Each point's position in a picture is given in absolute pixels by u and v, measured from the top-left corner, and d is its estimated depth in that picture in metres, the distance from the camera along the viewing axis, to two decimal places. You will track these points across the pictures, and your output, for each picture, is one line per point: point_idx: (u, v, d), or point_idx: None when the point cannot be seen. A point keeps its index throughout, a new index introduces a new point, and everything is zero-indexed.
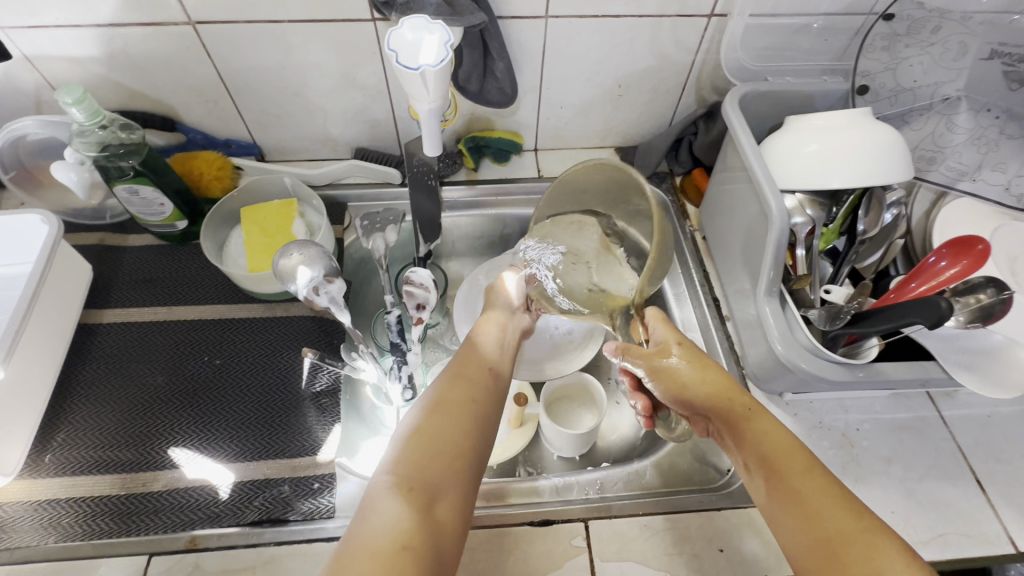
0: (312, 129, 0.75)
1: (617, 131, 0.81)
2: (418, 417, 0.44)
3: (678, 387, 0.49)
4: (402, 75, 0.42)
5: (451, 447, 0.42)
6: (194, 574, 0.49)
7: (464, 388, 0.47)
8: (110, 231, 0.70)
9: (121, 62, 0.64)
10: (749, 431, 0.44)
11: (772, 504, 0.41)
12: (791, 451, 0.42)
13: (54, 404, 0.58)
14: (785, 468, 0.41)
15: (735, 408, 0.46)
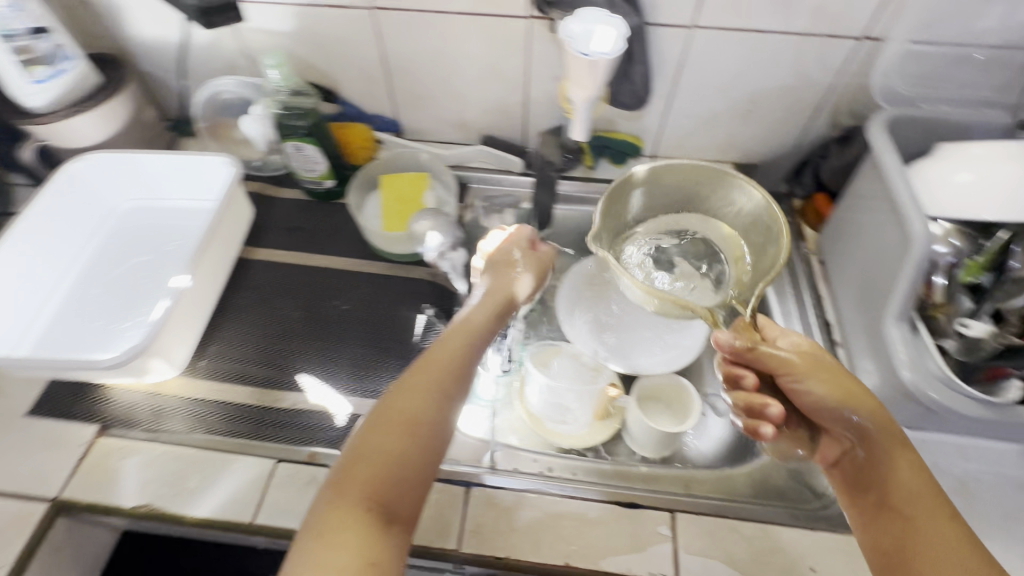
0: (450, 114, 0.82)
1: (739, 146, 0.81)
2: (379, 427, 0.41)
3: (840, 395, 0.47)
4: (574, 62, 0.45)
5: (414, 468, 0.40)
6: (311, 485, 0.54)
7: (428, 382, 0.44)
8: (268, 182, 0.80)
9: (306, 37, 0.73)
10: (892, 466, 0.45)
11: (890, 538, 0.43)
12: (922, 492, 0.43)
13: (213, 321, 0.67)
14: (915, 511, 0.42)
15: (887, 440, 0.46)
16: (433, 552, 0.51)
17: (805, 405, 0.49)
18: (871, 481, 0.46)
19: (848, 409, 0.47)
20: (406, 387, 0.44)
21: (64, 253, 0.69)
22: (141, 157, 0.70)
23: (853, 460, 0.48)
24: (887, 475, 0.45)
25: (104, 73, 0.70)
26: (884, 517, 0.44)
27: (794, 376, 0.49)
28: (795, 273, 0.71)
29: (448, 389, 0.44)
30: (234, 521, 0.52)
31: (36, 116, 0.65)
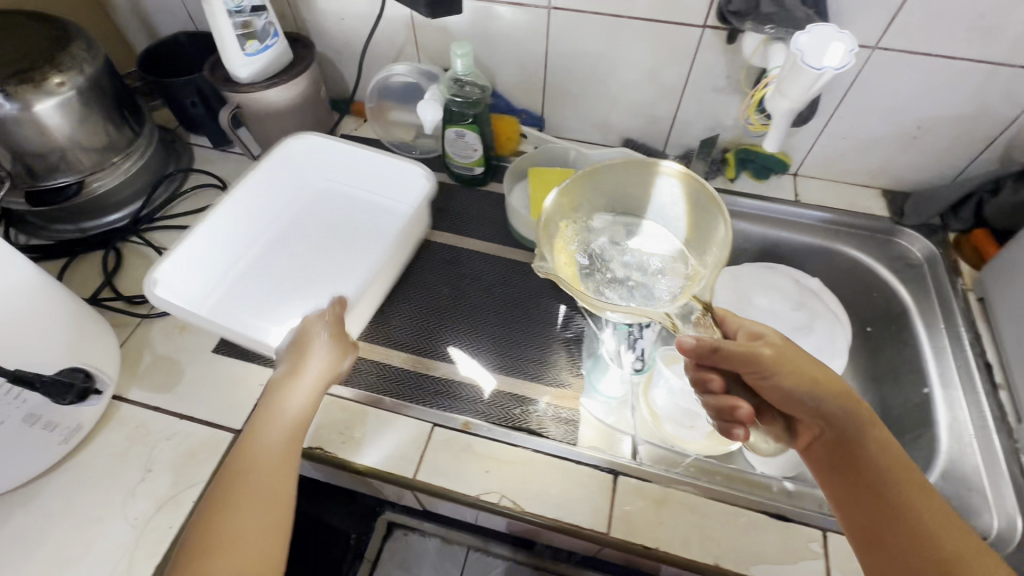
0: (597, 114, 0.84)
1: (892, 173, 0.79)
2: (238, 511, 0.44)
3: (806, 382, 0.46)
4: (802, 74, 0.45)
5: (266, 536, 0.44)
6: (468, 452, 0.57)
7: (274, 461, 0.48)
8: (418, 164, 0.85)
9: (478, 31, 0.77)
10: (864, 443, 0.44)
11: (870, 523, 0.42)
12: (896, 469, 0.43)
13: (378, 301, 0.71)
14: (886, 488, 0.42)
15: (857, 423, 0.45)
16: (582, 532, 0.53)
17: (772, 397, 0.47)
18: (846, 462, 0.45)
19: (810, 395, 0.46)
20: (244, 476, 0.46)
21: (261, 217, 0.76)
22: (367, 152, 0.76)
23: (824, 440, 0.46)
24: (862, 457, 0.44)
25: (295, 51, 0.77)
26: (871, 505, 0.43)
27: (764, 370, 0.46)
28: (950, 308, 0.69)
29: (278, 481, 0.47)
30: (399, 475, 0.57)
31: (242, 85, 0.72)
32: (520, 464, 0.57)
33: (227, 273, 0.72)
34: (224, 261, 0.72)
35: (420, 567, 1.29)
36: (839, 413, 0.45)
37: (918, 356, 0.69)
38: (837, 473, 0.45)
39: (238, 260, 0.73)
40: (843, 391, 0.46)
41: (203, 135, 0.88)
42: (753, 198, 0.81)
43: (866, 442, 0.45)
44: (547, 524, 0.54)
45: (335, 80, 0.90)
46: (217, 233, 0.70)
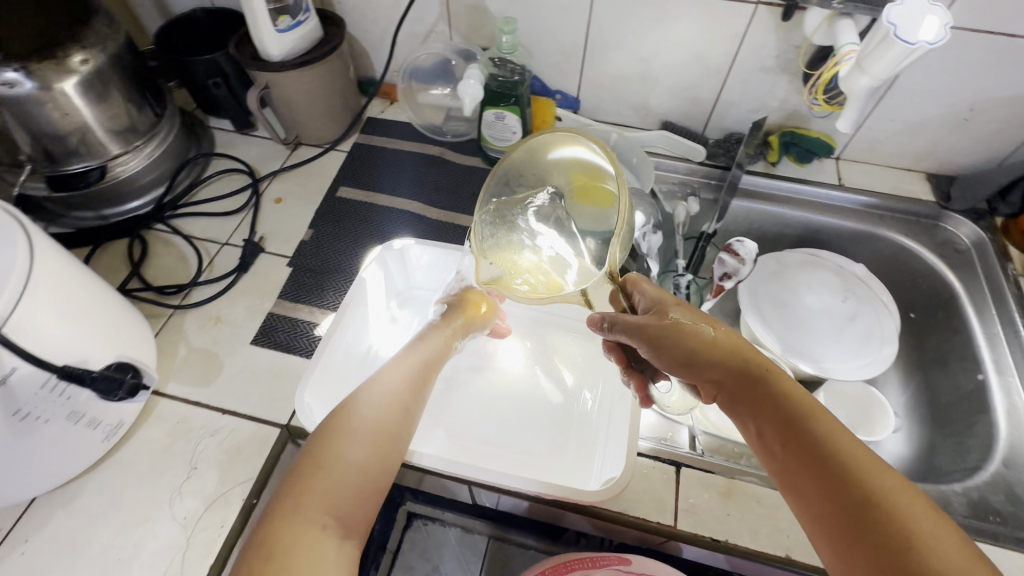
0: (635, 96, 0.81)
1: (938, 157, 0.77)
2: (368, 414, 0.43)
3: (687, 349, 0.43)
4: (894, 47, 0.45)
5: (358, 471, 0.39)
6: None
7: (417, 374, 0.50)
8: (450, 148, 0.82)
9: (516, 9, 0.74)
10: (767, 386, 0.40)
11: (787, 471, 0.37)
12: (799, 404, 0.38)
13: None
14: (794, 420, 0.38)
15: (754, 370, 0.41)
16: (649, 525, 0.51)
17: (673, 366, 0.45)
18: (757, 416, 0.40)
19: (715, 352, 0.43)
20: (377, 385, 0.46)
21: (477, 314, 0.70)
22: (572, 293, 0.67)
23: (723, 392, 0.43)
24: (775, 405, 0.39)
25: (324, 28, 0.73)
26: (788, 448, 0.37)
27: (642, 346, 0.46)
28: (1001, 293, 0.68)
29: (406, 407, 0.46)
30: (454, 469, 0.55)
31: (272, 64, 0.69)
32: None
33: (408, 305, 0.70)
34: (412, 294, 0.71)
35: (442, 558, 1.29)
36: (736, 364, 0.42)
37: (969, 343, 0.68)
38: (753, 425, 0.40)
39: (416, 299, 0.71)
40: (737, 345, 0.43)
41: (225, 119, 0.84)
42: (796, 182, 0.79)
43: (775, 386, 0.40)
44: (611, 517, 0.52)
45: (360, 60, 0.86)
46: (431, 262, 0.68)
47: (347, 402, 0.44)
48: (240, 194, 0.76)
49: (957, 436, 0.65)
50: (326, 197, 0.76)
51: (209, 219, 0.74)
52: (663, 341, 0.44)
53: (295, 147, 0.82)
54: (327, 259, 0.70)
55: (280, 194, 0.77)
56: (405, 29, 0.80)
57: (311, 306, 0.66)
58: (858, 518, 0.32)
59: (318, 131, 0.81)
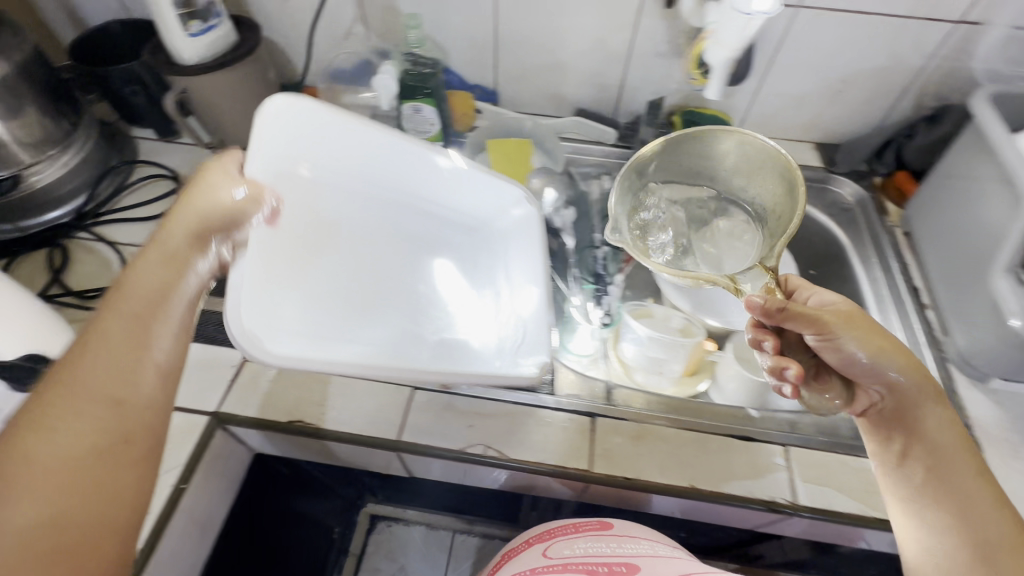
0: (548, 86, 0.86)
1: (823, 126, 0.85)
2: (38, 456, 0.32)
3: (874, 348, 0.47)
4: (733, 20, 0.52)
5: (44, 539, 0.30)
6: (451, 410, 0.58)
7: (114, 355, 0.36)
8: None
9: (425, 7, 0.78)
10: (924, 421, 0.48)
11: (920, 490, 0.47)
12: (958, 447, 0.47)
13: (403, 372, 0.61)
14: (944, 465, 0.47)
15: (922, 394, 0.48)
16: (566, 472, 0.55)
17: (835, 361, 0.49)
18: (916, 441, 0.48)
19: (894, 370, 0.48)
20: (43, 403, 0.34)
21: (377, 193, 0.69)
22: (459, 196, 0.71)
23: (883, 409, 0.50)
24: (934, 449, 0.47)
25: (240, 33, 0.75)
26: (931, 481, 0.47)
27: (819, 330, 0.47)
28: (880, 243, 0.75)
29: (109, 411, 0.35)
30: (381, 437, 0.57)
31: (187, 68, 0.71)
32: (501, 416, 0.58)
33: (302, 179, 0.63)
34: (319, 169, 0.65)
35: (408, 556, 1.30)
36: (907, 388, 0.48)
37: (856, 290, 0.75)
38: (895, 445, 0.50)
39: (325, 175, 0.65)
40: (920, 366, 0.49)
41: (147, 127, 0.85)
42: None
43: (925, 417, 0.48)
44: (534, 469, 0.55)
45: (282, 63, 0.88)
46: (330, 129, 0.62)
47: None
48: (166, 198, 0.77)
49: None
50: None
51: (134, 224, 0.75)
52: (836, 333, 0.47)
53: (221, 151, 0.84)
54: None
55: None
56: (323, 31, 0.83)
57: None
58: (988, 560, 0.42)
59: (243, 134, 0.82)
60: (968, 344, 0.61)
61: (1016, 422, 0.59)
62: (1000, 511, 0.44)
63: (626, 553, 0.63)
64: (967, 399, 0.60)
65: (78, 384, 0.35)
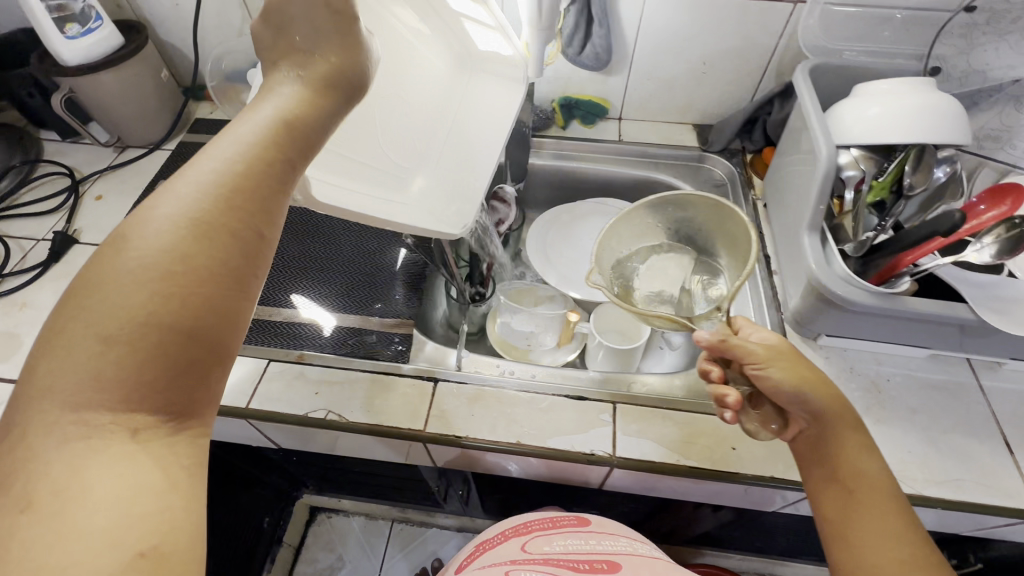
0: None
1: (697, 108, 0.88)
2: (150, 253, 0.25)
3: (798, 381, 0.45)
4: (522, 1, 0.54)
5: (169, 346, 0.25)
6: (300, 379, 0.61)
7: (258, 162, 0.29)
8: None
9: None
10: (842, 451, 0.46)
11: (840, 515, 0.45)
12: (877, 472, 0.45)
13: (263, 345, 0.65)
14: (863, 489, 0.44)
15: (840, 423, 0.46)
16: (401, 432, 0.58)
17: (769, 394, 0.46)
18: (836, 466, 0.46)
19: (816, 397, 0.45)
20: (177, 179, 0.27)
21: None
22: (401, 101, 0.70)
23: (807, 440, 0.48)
24: (852, 474, 0.45)
25: (127, 37, 0.80)
26: (849, 505, 0.44)
27: (755, 362, 0.45)
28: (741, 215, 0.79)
29: (248, 231, 0.28)
30: (232, 405, 0.60)
31: (69, 69, 0.74)
32: (348, 384, 0.61)
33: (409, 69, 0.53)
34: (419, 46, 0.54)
35: (346, 547, 1.33)
36: (833, 417, 0.46)
37: None
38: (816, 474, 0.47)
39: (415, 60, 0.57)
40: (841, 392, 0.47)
41: (51, 129, 0.89)
42: (582, 142, 0.89)
43: (845, 443, 0.46)
44: (371, 430, 0.58)
45: (182, 66, 0.93)
46: None
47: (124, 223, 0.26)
48: (62, 194, 0.81)
49: None
50: (144, 191, 0.82)
51: (27, 219, 0.78)
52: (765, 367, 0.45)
53: (121, 149, 0.88)
54: None
55: (101, 192, 0.82)
56: (215, 33, 0.87)
57: None
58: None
59: (141, 133, 0.87)
60: (796, 303, 0.64)
61: (840, 375, 0.61)
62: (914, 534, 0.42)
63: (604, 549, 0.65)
64: None
65: (215, 184, 0.27)
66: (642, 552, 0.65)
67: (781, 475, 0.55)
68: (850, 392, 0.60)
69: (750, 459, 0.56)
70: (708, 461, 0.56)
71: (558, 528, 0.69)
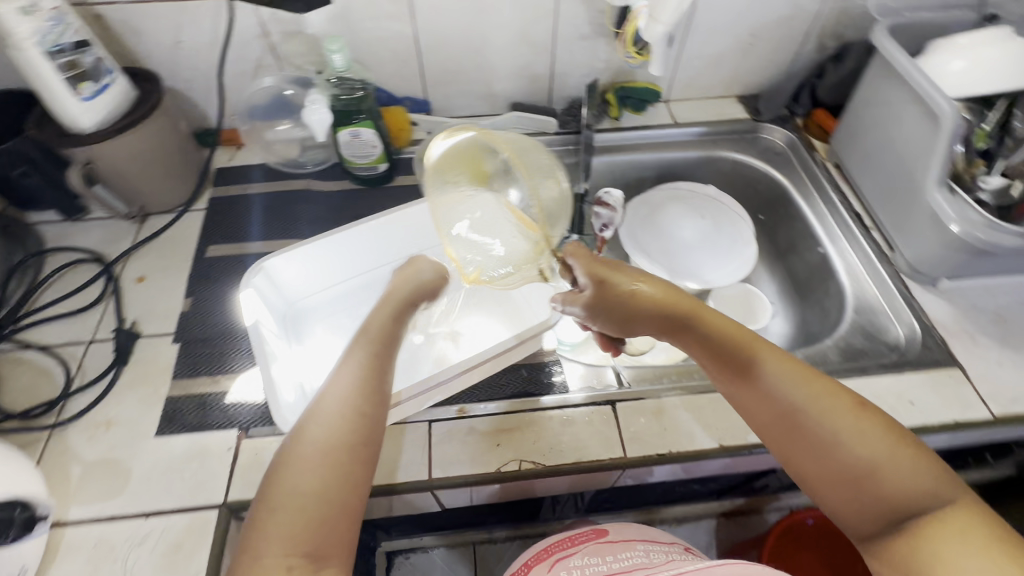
0: (480, 85, 0.85)
1: (742, 81, 0.90)
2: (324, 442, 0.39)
3: (623, 311, 0.51)
4: None
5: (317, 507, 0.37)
6: (474, 433, 0.57)
7: (372, 364, 0.45)
8: (314, 177, 0.80)
9: (338, 26, 0.74)
10: (710, 332, 0.49)
11: (730, 391, 0.48)
12: (739, 335, 0.48)
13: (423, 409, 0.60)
14: (731, 358, 0.47)
15: (681, 313, 0.50)
16: (603, 464, 0.56)
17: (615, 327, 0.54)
18: (700, 355, 0.50)
19: (639, 315, 0.52)
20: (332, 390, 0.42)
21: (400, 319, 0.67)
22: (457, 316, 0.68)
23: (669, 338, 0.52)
24: (718, 348, 0.48)
25: (137, 88, 0.68)
26: (729, 378, 0.47)
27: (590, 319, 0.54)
28: (817, 178, 0.82)
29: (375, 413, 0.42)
30: (413, 479, 0.55)
31: (84, 136, 0.62)
32: (525, 426, 0.58)
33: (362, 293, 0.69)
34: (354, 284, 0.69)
35: None
36: (667, 314, 0.50)
37: (806, 225, 0.80)
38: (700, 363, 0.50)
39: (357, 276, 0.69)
40: (668, 297, 0.50)
41: (48, 209, 0.74)
42: (640, 130, 0.88)
43: (707, 326, 0.49)
44: (571, 469, 0.56)
45: (189, 110, 0.81)
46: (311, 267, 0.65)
47: (303, 422, 0.41)
48: (95, 283, 0.69)
49: (819, 301, 0.78)
50: (196, 263, 0.71)
51: (62, 321, 0.65)
52: (603, 305, 0.52)
53: (143, 220, 0.75)
54: (216, 323, 0.65)
55: (141, 272, 0.70)
56: (229, 69, 0.76)
57: (214, 374, 0.61)
58: (792, 435, 0.43)
59: (165, 197, 0.75)
60: (915, 254, 0.67)
61: (966, 313, 0.66)
62: (798, 381, 0.44)
63: (620, 565, 0.55)
64: (924, 302, 0.67)
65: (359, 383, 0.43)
66: (660, 561, 0.53)
67: (960, 417, 0.58)
68: (982, 327, 0.65)
69: (929, 408, 0.59)
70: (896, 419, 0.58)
71: (577, 547, 0.60)
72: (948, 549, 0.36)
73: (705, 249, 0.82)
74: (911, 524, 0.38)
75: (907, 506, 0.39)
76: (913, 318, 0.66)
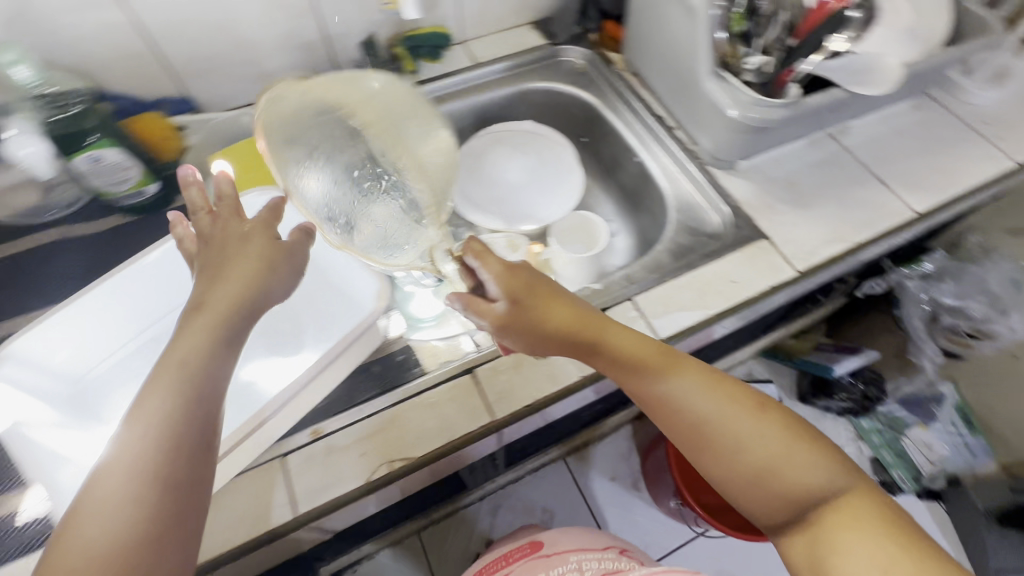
0: (246, 66, 0.74)
1: (530, 5, 0.87)
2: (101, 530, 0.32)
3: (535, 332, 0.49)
4: None
5: None
6: (335, 452, 0.53)
7: (175, 415, 0.36)
8: (69, 221, 0.66)
9: (22, 29, 0.58)
10: (613, 344, 0.48)
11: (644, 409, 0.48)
12: (641, 346, 0.48)
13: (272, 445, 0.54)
14: (640, 381, 0.47)
15: (587, 335, 0.49)
16: (474, 434, 0.55)
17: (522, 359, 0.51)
18: (611, 374, 0.49)
19: (537, 345, 0.49)
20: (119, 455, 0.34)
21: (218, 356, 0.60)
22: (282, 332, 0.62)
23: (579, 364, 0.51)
24: (623, 363, 0.48)
25: None
26: (640, 401, 0.48)
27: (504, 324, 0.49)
28: (619, 91, 0.83)
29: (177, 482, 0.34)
30: (278, 523, 0.50)
31: None
32: (387, 425, 0.55)
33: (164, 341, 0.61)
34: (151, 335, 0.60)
35: None
36: (573, 344, 0.49)
37: (621, 139, 0.82)
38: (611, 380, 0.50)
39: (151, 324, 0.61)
40: (572, 324, 0.48)
41: None
42: (442, 80, 0.83)
43: (612, 342, 0.48)
44: (445, 451, 0.54)
45: None
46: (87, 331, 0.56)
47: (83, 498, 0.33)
48: None
49: (648, 209, 0.81)
50: None
51: None
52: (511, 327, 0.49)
53: None
54: None
55: None
56: None
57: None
58: (702, 444, 0.45)
59: None
60: (711, 144, 0.72)
61: (763, 187, 0.72)
62: (703, 392, 0.46)
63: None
64: (730, 187, 0.72)
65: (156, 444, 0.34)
66: None
67: (773, 281, 0.65)
68: (777, 196, 0.71)
69: (748, 282, 0.64)
70: (723, 301, 0.63)
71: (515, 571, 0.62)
72: (839, 538, 0.38)
73: (538, 184, 0.82)
74: (811, 514, 0.41)
75: (804, 496, 0.41)
76: (722, 204, 0.71)
